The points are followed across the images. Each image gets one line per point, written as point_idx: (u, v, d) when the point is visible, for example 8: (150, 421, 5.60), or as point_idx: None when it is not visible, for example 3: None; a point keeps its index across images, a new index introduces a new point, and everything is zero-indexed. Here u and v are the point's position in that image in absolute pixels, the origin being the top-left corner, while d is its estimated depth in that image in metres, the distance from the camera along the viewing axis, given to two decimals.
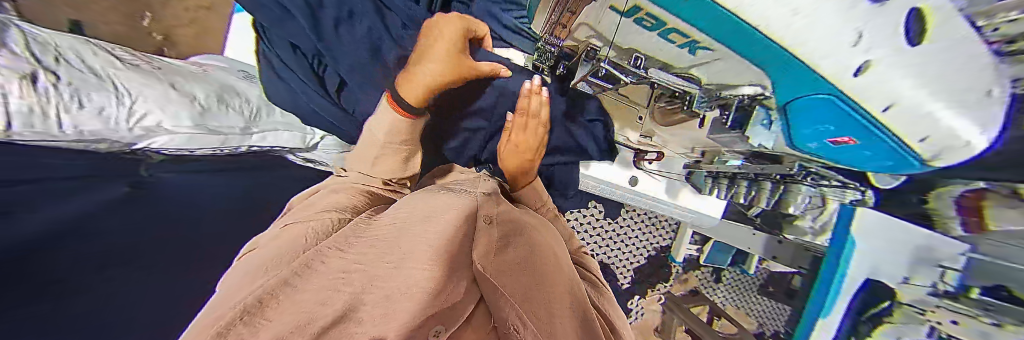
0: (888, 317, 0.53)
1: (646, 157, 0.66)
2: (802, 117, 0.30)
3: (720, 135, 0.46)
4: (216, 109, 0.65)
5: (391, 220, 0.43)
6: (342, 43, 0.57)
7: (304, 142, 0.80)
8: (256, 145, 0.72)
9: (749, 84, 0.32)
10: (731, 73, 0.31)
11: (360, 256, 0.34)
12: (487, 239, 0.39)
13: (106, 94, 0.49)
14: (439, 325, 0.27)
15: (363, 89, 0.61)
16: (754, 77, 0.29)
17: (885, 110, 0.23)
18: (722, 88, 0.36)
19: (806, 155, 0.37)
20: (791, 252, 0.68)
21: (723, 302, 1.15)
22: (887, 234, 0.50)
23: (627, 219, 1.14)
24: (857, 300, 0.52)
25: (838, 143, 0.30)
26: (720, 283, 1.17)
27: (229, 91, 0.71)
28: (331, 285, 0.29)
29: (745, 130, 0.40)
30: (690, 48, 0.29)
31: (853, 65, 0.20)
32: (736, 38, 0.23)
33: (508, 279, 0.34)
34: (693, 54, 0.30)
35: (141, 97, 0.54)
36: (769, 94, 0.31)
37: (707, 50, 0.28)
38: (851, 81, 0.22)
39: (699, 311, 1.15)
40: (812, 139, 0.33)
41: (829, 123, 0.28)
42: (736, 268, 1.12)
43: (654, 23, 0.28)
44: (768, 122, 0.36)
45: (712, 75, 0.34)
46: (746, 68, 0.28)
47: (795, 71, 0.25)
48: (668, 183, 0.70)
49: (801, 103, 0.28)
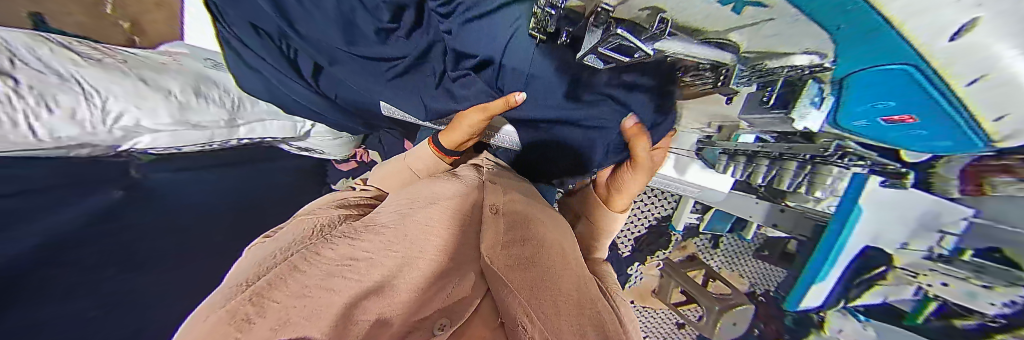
0: (882, 279, 0.55)
1: None
2: (859, 86, 0.24)
3: (752, 116, 0.39)
4: (196, 104, 0.59)
5: (395, 209, 0.42)
6: (311, 18, 0.47)
7: (297, 131, 0.75)
8: (244, 137, 0.69)
9: (801, 51, 0.24)
10: (782, 38, 0.24)
11: (369, 244, 0.34)
12: (493, 231, 0.38)
13: (72, 94, 0.46)
14: (444, 318, 0.28)
15: (354, 76, 0.55)
16: (810, 45, 0.23)
17: (971, 82, 0.17)
18: (764, 57, 0.28)
19: (844, 133, 0.32)
20: (793, 220, 0.68)
21: (717, 265, 1.19)
22: (897, 211, 0.45)
23: None
24: (853, 266, 0.53)
25: (888, 122, 0.26)
26: (717, 248, 1.18)
27: (208, 82, 0.64)
28: (336, 271, 0.28)
29: (788, 113, 0.32)
30: (736, 5, 0.20)
31: (951, 23, 0.14)
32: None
33: (517, 274, 0.33)
34: (736, 14, 0.22)
35: (111, 95, 0.50)
36: (825, 66, 0.24)
37: (759, 7, 0.20)
38: (939, 44, 0.16)
39: (695, 275, 1.19)
40: (859, 116, 0.28)
41: (887, 98, 0.23)
42: (735, 235, 1.14)
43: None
44: (815, 102, 0.29)
45: (753, 40, 0.25)
46: (804, 29, 0.21)
47: (864, 28, 0.18)
48: (676, 159, 0.67)
49: (865, 73, 0.22)
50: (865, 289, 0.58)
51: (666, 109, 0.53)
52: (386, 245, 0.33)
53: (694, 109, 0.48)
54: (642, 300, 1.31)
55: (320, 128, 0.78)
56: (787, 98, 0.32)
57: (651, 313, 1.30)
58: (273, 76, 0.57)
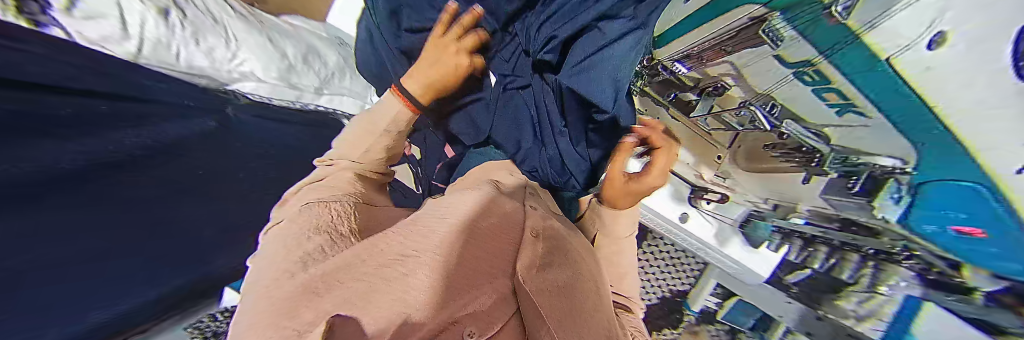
0: None
1: (706, 196, 0.62)
2: (936, 192, 0.32)
3: (830, 198, 0.47)
4: (300, 67, 0.69)
5: (434, 211, 0.33)
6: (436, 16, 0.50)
7: (361, 110, 0.83)
8: (321, 105, 0.77)
9: (889, 155, 0.35)
10: (869, 142, 0.36)
11: (402, 239, 0.28)
12: (532, 253, 0.32)
13: (218, 37, 0.57)
14: (472, 326, 0.19)
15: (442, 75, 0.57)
16: (899, 152, 0.33)
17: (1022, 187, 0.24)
18: (857, 154, 0.38)
19: (914, 236, 0.38)
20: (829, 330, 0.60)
21: None
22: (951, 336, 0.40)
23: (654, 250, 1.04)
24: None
25: (961, 232, 0.32)
26: None
27: (314, 53, 0.74)
28: (388, 263, 0.22)
29: (869, 199, 0.41)
30: (839, 110, 0.36)
31: (1009, 145, 0.23)
32: (1015, 49, 0.17)
33: (548, 298, 0.27)
34: (838, 116, 0.36)
35: (242, 45, 0.60)
36: (905, 169, 0.34)
37: (859, 115, 0.34)
38: (1005, 160, 0.24)
39: None
40: (931, 221, 0.35)
41: (960, 211, 0.30)
42: None
43: (914, 26, 0.22)
44: (896, 200, 0.38)
45: (846, 138, 0.38)
46: (894, 137, 0.32)
47: (914, 116, 0.28)
48: (718, 228, 0.65)
49: (989, 175, 0.25)
50: None
51: (728, 175, 0.60)
52: (430, 246, 0.24)
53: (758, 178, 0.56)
54: None
55: None
56: (873, 189, 0.39)
57: None
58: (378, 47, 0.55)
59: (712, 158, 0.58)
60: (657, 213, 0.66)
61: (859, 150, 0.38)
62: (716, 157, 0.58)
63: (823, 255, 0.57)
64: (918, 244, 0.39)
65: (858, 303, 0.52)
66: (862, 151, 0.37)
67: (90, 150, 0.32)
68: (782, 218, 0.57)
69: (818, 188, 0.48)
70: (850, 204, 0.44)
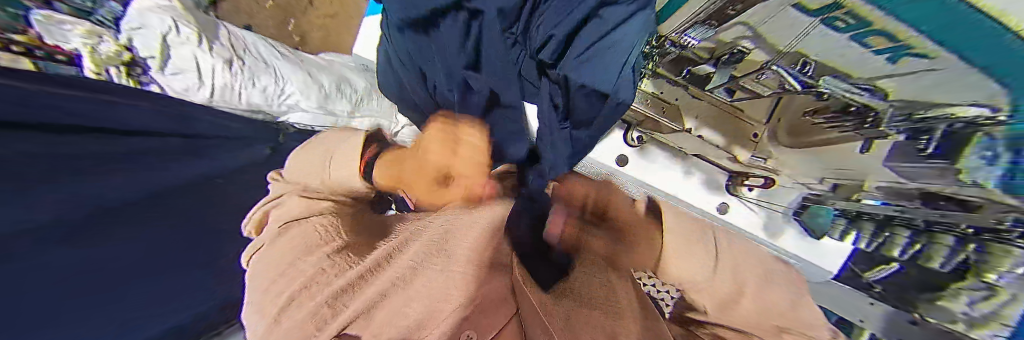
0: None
1: (748, 182, 0.55)
2: None
3: (898, 167, 0.37)
4: (336, 94, 0.77)
5: (436, 223, 0.32)
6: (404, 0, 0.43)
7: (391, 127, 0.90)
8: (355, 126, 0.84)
9: (970, 101, 0.25)
10: (947, 88, 0.25)
11: (412, 235, 0.32)
12: (527, 243, 0.28)
13: (269, 78, 0.66)
14: (471, 329, 0.21)
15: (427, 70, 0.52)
16: (973, 95, 0.24)
17: None
18: (931, 104, 0.28)
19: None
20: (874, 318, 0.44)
21: None
22: None
23: None
24: None
25: None
26: None
27: (344, 82, 0.81)
28: (386, 283, 0.27)
29: (953, 162, 0.30)
30: (893, 54, 0.25)
31: None
32: (949, 32, 0.19)
33: (557, 298, 0.20)
34: (892, 63, 0.26)
35: (286, 81, 0.69)
36: (1001, 119, 0.24)
37: (920, 57, 0.23)
38: None
39: None
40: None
41: None
42: None
43: (846, 20, 0.25)
44: (989, 161, 0.27)
45: (910, 89, 0.28)
46: (975, 82, 0.22)
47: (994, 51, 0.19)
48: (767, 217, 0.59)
49: None
50: None
51: (768, 154, 0.51)
52: (428, 254, 0.29)
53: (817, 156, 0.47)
54: None
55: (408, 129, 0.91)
56: (950, 151, 0.30)
57: None
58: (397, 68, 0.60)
59: (746, 137, 0.51)
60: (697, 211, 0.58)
61: (917, 112, 0.30)
62: (752, 135, 0.50)
63: (903, 240, 0.42)
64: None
65: (969, 304, 0.34)
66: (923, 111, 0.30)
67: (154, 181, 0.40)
68: (849, 201, 0.47)
69: (876, 153, 0.39)
70: (920, 169, 0.35)
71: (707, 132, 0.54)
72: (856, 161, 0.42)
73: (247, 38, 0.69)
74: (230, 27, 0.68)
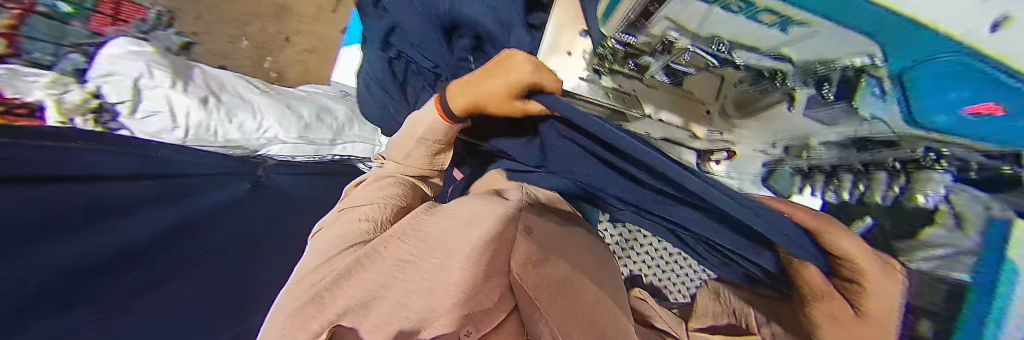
0: None
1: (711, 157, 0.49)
2: (934, 70, 0.19)
3: (815, 112, 0.31)
4: (315, 125, 0.77)
5: (442, 219, 0.40)
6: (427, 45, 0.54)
7: (372, 152, 0.87)
8: (338, 154, 0.83)
9: (856, 53, 0.23)
10: (831, 47, 0.24)
11: (415, 248, 0.37)
12: (524, 248, 0.35)
13: (248, 114, 0.67)
14: (472, 326, 0.32)
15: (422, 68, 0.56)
16: (862, 49, 0.22)
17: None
18: (826, 64, 0.27)
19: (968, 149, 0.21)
20: None
21: None
22: None
23: None
24: None
25: (971, 117, 0.18)
26: None
27: (326, 111, 0.81)
28: (391, 271, 0.35)
29: (851, 104, 0.27)
30: (780, 27, 0.25)
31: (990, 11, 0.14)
32: (839, 7, 0.19)
33: (548, 297, 0.32)
34: (784, 33, 0.25)
35: (268, 115, 0.69)
36: (880, 65, 0.22)
37: (801, 25, 0.23)
38: (987, 39, 0.15)
39: None
40: (935, 111, 0.21)
41: (962, 91, 0.18)
42: None
43: (737, 5, 0.24)
44: (881, 95, 0.24)
45: (806, 53, 0.27)
46: (843, 39, 0.22)
47: (869, 17, 0.18)
48: None
49: (919, 67, 0.20)
50: None
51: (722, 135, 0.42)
52: (429, 251, 0.37)
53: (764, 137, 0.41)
54: None
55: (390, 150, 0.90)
56: (847, 93, 0.27)
57: None
58: (386, 96, 0.58)
59: (699, 113, 0.43)
60: None
61: (829, 76, 0.28)
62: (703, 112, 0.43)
63: (846, 183, 0.30)
64: (957, 149, 0.21)
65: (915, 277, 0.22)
66: (833, 75, 0.27)
67: (123, 233, 0.48)
68: None
69: (801, 107, 0.32)
70: (835, 114, 0.29)
71: (663, 113, 0.44)
72: (787, 122, 0.34)
73: (222, 74, 0.71)
74: (199, 64, 0.70)
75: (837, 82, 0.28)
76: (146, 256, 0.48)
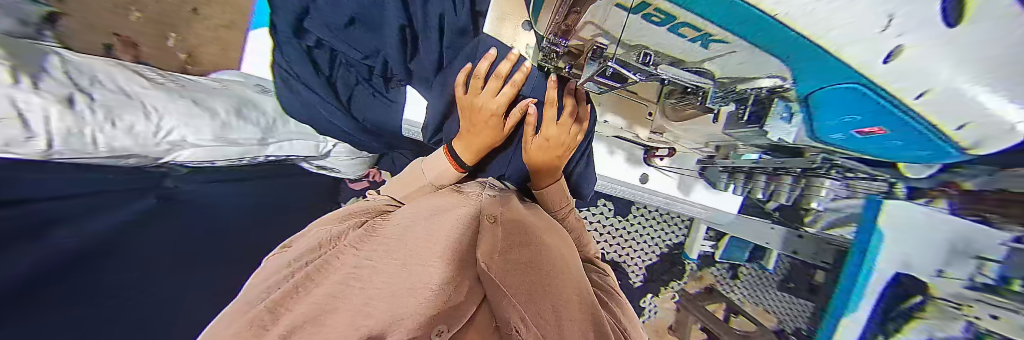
0: (923, 311, 0.48)
1: (657, 153, 0.71)
2: (822, 98, 0.28)
3: (733, 130, 0.46)
4: (236, 123, 0.66)
5: (400, 220, 0.40)
6: (352, 44, 0.53)
7: (319, 151, 0.83)
8: (271, 154, 0.75)
9: (767, 76, 0.30)
10: (746, 67, 0.29)
11: (372, 252, 0.33)
12: (492, 240, 0.33)
13: (137, 112, 0.50)
14: (443, 324, 0.24)
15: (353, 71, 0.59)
16: (774, 72, 0.28)
17: (917, 97, 0.22)
18: (734, 81, 0.35)
19: (818, 143, 0.39)
20: (813, 248, 0.71)
21: (738, 298, 1.09)
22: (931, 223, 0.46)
23: (636, 219, 1.10)
24: (886, 301, 0.51)
25: (861, 133, 0.31)
26: (737, 279, 1.11)
27: (249, 104, 0.72)
28: (343, 280, 0.28)
29: (763, 124, 0.39)
30: (701, 43, 0.27)
31: (884, 51, 0.18)
32: (776, 46, 0.22)
33: (516, 278, 0.29)
34: (704, 48, 0.28)
35: (167, 112, 0.55)
36: (787, 86, 0.30)
37: (719, 44, 0.25)
38: (874, 66, 0.20)
39: (715, 309, 1.10)
40: (835, 130, 0.33)
41: (853, 114, 0.28)
42: (755, 265, 1.07)
43: (656, 17, 0.24)
44: (784, 117, 0.36)
45: (726, 69, 0.32)
46: (761, 60, 0.26)
47: (806, 56, 0.22)
48: (680, 178, 0.75)
49: (813, 97, 0.29)
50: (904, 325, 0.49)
51: (664, 131, 0.58)
52: (388, 253, 0.32)
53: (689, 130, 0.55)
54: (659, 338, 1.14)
55: (341, 149, 0.87)
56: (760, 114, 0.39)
57: None
58: (310, 100, 0.59)
59: (643, 117, 0.58)
60: (623, 183, 0.74)
61: (738, 86, 0.36)
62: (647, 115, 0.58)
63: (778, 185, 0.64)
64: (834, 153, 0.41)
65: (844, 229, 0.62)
66: (740, 86, 0.35)
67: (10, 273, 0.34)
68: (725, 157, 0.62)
69: (722, 122, 0.47)
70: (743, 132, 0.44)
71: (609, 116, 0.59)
72: (712, 129, 0.51)
73: (79, 59, 0.49)
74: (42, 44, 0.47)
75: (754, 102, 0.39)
76: (87, 266, 0.43)
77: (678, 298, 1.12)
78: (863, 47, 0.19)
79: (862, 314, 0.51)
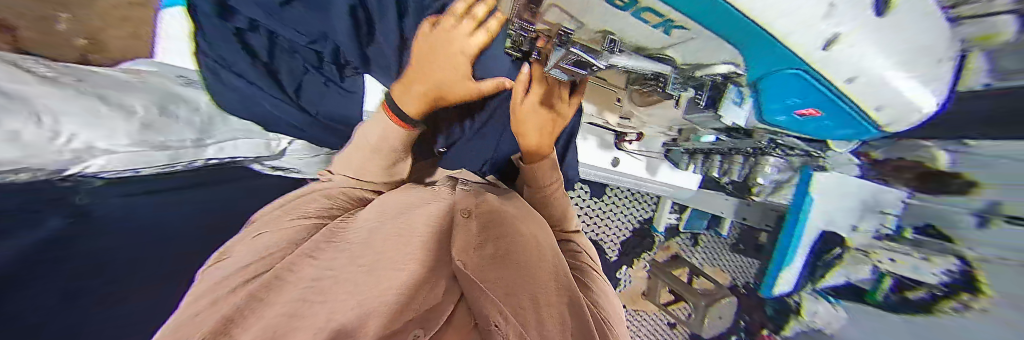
0: (840, 259, 0.68)
1: (627, 139, 0.73)
2: (767, 87, 0.31)
3: (692, 115, 0.48)
4: (159, 122, 0.56)
5: (367, 220, 0.38)
6: (289, 25, 0.45)
7: (271, 149, 0.75)
8: (212, 157, 0.67)
9: (721, 62, 0.31)
10: (704, 54, 0.30)
11: (332, 261, 0.30)
12: (466, 236, 0.33)
13: None
14: (419, 327, 0.23)
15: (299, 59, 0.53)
16: (728, 58, 0.29)
17: (847, 82, 0.25)
18: (694, 68, 0.35)
19: (769, 127, 0.43)
20: (759, 213, 0.81)
21: (699, 262, 1.22)
22: (841, 187, 0.58)
23: (610, 198, 1.15)
24: (813, 250, 0.64)
25: (800, 118, 0.35)
26: (698, 246, 1.23)
27: (173, 99, 0.62)
28: (301, 295, 0.24)
29: (716, 110, 0.41)
30: (665, 28, 0.27)
31: (825, 41, 0.21)
32: (735, 36, 0.23)
33: (494, 272, 0.29)
34: (667, 35, 0.28)
35: (61, 113, 0.44)
36: (740, 72, 0.31)
37: (681, 29, 0.26)
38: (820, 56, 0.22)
39: (680, 273, 1.21)
40: (780, 115, 0.37)
41: (793, 101, 0.31)
42: (712, 231, 1.19)
43: (623, 2, 0.24)
44: (738, 102, 0.40)
45: (688, 56, 0.33)
46: (719, 47, 0.27)
47: (760, 48, 0.24)
48: (648, 160, 0.80)
49: (760, 86, 0.32)
50: (828, 270, 0.69)
51: (631, 115, 0.60)
52: (352, 259, 0.29)
53: (655, 115, 0.57)
54: (632, 303, 1.22)
55: (296, 146, 0.79)
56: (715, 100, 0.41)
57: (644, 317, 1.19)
58: (250, 94, 0.52)
59: (612, 103, 0.58)
60: (594, 167, 0.76)
61: (697, 73, 0.36)
62: (616, 101, 0.58)
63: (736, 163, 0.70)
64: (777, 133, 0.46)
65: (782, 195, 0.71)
66: (699, 72, 0.35)
67: None
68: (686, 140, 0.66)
69: (682, 109, 0.48)
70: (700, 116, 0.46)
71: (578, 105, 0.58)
72: (675, 113, 0.53)
73: None
74: None
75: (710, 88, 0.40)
76: None
77: (649, 267, 1.22)
78: (805, 37, 0.20)
79: (795, 265, 0.63)
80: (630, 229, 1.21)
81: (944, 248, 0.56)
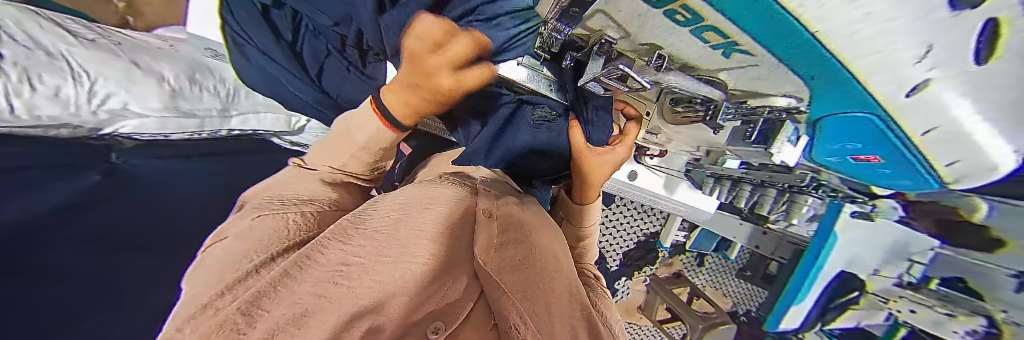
0: (856, 303, 0.63)
1: (648, 152, 0.72)
2: (832, 125, 0.32)
3: (733, 145, 0.49)
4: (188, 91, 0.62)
5: (387, 211, 0.35)
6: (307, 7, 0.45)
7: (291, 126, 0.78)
8: (237, 128, 0.71)
9: (783, 94, 0.31)
10: (762, 81, 0.29)
11: (360, 248, 0.27)
12: (487, 235, 0.31)
13: (60, 74, 0.45)
14: (440, 321, 0.24)
15: (321, 42, 0.53)
16: (790, 88, 0.28)
17: (926, 131, 0.26)
18: (749, 93, 0.34)
19: (816, 167, 0.43)
20: (774, 242, 0.80)
21: (700, 283, 1.20)
22: (870, 239, 0.56)
23: (618, 207, 1.12)
24: (828, 289, 0.61)
25: (858, 160, 0.36)
26: (702, 266, 1.20)
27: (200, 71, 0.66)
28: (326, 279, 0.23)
29: (767, 143, 0.40)
30: (724, 51, 0.25)
31: (915, 89, 0.21)
32: (804, 64, 0.22)
33: (512, 275, 0.27)
34: (726, 58, 0.27)
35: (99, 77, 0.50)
36: (803, 108, 0.31)
37: (745, 53, 0.24)
38: (905, 102, 0.23)
39: (680, 292, 1.18)
40: (836, 155, 0.38)
41: (856, 144, 0.32)
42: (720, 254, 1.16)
43: (684, 17, 0.22)
44: (792, 138, 0.39)
45: (741, 81, 0.31)
46: (784, 76, 0.26)
47: (834, 84, 0.24)
48: (667, 178, 0.77)
49: (824, 125, 0.33)
50: (841, 312, 0.65)
51: (659, 131, 0.57)
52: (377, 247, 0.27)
53: (685, 134, 0.55)
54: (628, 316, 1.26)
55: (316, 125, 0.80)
56: (766, 136, 0.40)
57: (636, 328, 1.27)
58: (280, 77, 0.57)
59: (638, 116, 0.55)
60: (610, 179, 0.75)
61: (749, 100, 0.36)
62: (643, 114, 0.55)
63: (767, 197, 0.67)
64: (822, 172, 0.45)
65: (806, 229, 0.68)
66: (751, 100, 0.36)
67: None
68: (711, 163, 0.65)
69: (723, 136, 0.49)
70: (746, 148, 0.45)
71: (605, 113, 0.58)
72: (708, 136, 0.52)
73: None
74: None
75: (764, 121, 0.39)
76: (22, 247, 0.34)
77: (649, 281, 1.20)
78: (894, 82, 0.21)
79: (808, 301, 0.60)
80: (632, 242, 1.17)
81: (973, 307, 0.51)
